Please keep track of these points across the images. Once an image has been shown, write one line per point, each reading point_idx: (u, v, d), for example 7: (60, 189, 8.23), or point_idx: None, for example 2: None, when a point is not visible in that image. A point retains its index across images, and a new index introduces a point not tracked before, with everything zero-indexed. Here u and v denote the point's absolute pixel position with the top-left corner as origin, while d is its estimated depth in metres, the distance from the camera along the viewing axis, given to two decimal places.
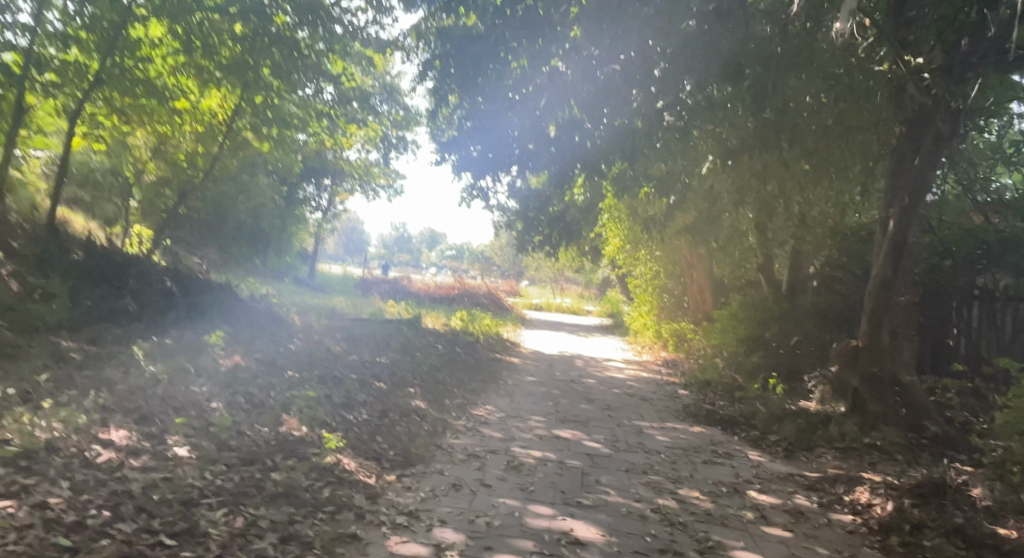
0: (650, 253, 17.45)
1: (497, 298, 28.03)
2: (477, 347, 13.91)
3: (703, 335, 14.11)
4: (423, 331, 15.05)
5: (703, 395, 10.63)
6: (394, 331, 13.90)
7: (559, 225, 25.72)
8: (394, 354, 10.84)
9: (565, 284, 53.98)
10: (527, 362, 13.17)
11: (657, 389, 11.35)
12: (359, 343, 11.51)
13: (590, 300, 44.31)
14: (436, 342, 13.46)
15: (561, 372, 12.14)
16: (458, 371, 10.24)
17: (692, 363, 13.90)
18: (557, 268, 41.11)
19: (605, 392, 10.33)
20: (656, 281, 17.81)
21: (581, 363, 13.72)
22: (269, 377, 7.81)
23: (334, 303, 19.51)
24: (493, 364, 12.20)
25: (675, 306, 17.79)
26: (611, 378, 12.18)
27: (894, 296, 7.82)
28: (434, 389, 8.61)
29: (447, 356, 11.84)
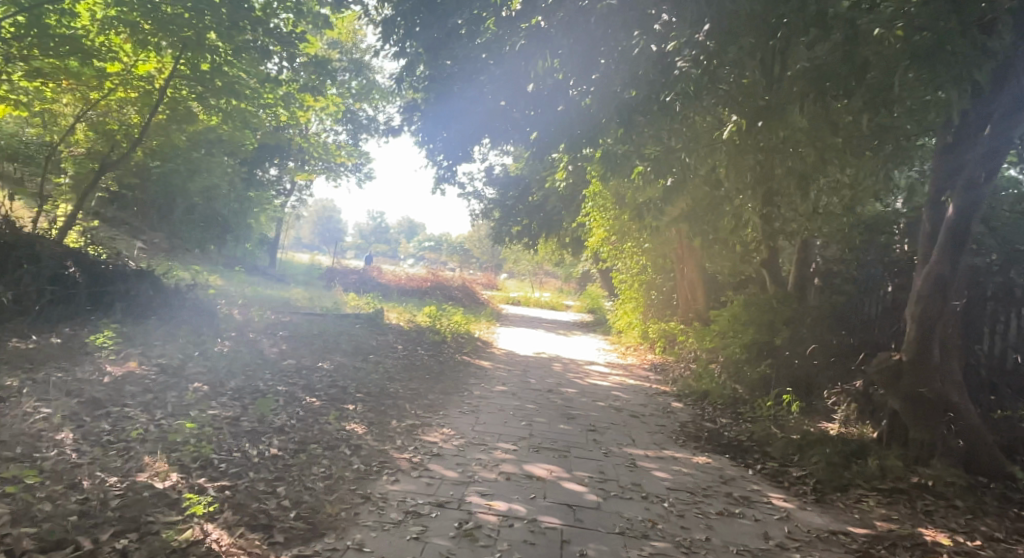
0: (638, 245, 15.97)
1: (472, 291, 26.41)
2: (442, 348, 12.25)
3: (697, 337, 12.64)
4: (383, 330, 13.33)
5: (702, 410, 9.11)
6: (349, 330, 12.20)
7: (540, 214, 24.13)
8: (341, 359, 9.18)
9: (545, 278, 52.30)
10: (499, 366, 11.58)
11: (647, 399, 9.86)
12: (300, 343, 9.82)
13: (569, 294, 42.69)
14: (395, 343, 11.80)
15: (537, 379, 10.59)
16: (414, 379, 8.62)
17: (685, 369, 12.39)
18: (536, 261, 39.43)
19: (588, 405, 8.78)
20: (644, 276, 16.35)
21: (561, 368, 12.14)
22: (165, 391, 6.18)
23: (290, 294, 17.76)
24: (459, 368, 10.63)
25: (663, 305, 16.34)
26: (594, 386, 10.61)
27: (951, 301, 6.39)
28: (380, 404, 6.99)
29: (405, 360, 10.20)
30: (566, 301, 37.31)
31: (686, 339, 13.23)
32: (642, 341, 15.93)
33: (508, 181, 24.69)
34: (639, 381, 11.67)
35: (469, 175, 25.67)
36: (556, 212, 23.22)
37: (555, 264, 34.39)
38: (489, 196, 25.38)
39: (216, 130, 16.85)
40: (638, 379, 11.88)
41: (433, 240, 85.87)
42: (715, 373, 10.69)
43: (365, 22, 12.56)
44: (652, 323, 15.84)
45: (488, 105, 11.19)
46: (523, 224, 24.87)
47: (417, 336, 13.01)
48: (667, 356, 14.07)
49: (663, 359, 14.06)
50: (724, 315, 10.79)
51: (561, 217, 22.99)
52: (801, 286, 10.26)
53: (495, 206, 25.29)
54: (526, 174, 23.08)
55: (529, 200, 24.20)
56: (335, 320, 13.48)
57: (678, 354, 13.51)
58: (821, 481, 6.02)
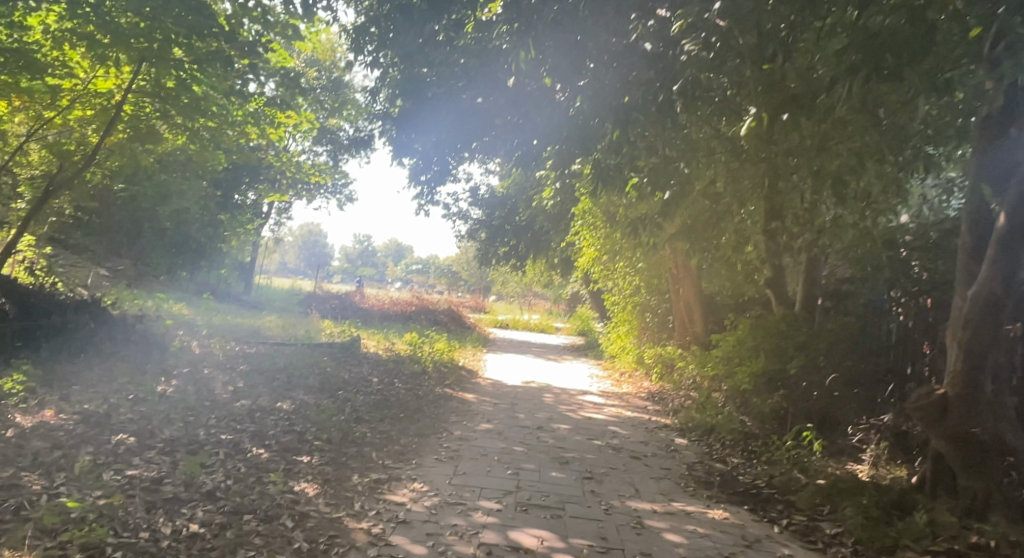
0: (630, 265, 15.13)
1: (458, 315, 25.41)
2: (421, 379, 11.24)
3: (697, 363, 11.73)
4: (358, 361, 12.30)
5: (709, 448, 8.17)
6: (320, 363, 11.19)
7: (527, 235, 23.22)
8: (306, 397, 8.19)
9: (535, 300, 51.30)
10: (483, 398, 10.61)
11: (646, 435, 8.92)
12: (260, 381, 8.81)
13: (560, 316, 41.66)
14: (370, 375, 10.78)
15: (525, 414, 9.63)
16: (386, 420, 7.64)
17: (686, 398, 11.45)
18: (525, 283, 38.45)
19: (582, 445, 7.82)
20: (637, 297, 15.49)
21: (551, 399, 11.17)
22: (80, 452, 5.21)
23: (264, 322, 16.71)
24: (439, 403, 9.66)
25: (659, 327, 15.47)
26: (587, 420, 9.66)
27: (1003, 324, 5.47)
28: (341, 454, 6.01)
29: (379, 395, 9.20)
30: (556, 324, 36.28)
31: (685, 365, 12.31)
32: (637, 366, 15.02)
33: (494, 201, 23.83)
34: (638, 411, 10.72)
35: (454, 196, 24.79)
36: (544, 232, 22.35)
37: (545, 286, 33.41)
38: (475, 217, 24.49)
39: (184, 150, 15.89)
40: (636, 410, 10.94)
41: (421, 263, 84.67)
42: (720, 404, 9.77)
43: (337, 31, 11.73)
44: (648, 347, 14.95)
45: (469, 116, 10.34)
46: (510, 244, 23.97)
47: (395, 368, 12.00)
48: (666, 382, 13.15)
49: (661, 386, 13.12)
50: (729, 338, 9.91)
51: (549, 238, 22.11)
52: (811, 306, 9.40)
53: (481, 227, 24.40)
54: (512, 192, 22.29)
55: (516, 220, 23.34)
56: (307, 351, 12.46)
57: (677, 381, 12.60)
58: (861, 542, 5.08)
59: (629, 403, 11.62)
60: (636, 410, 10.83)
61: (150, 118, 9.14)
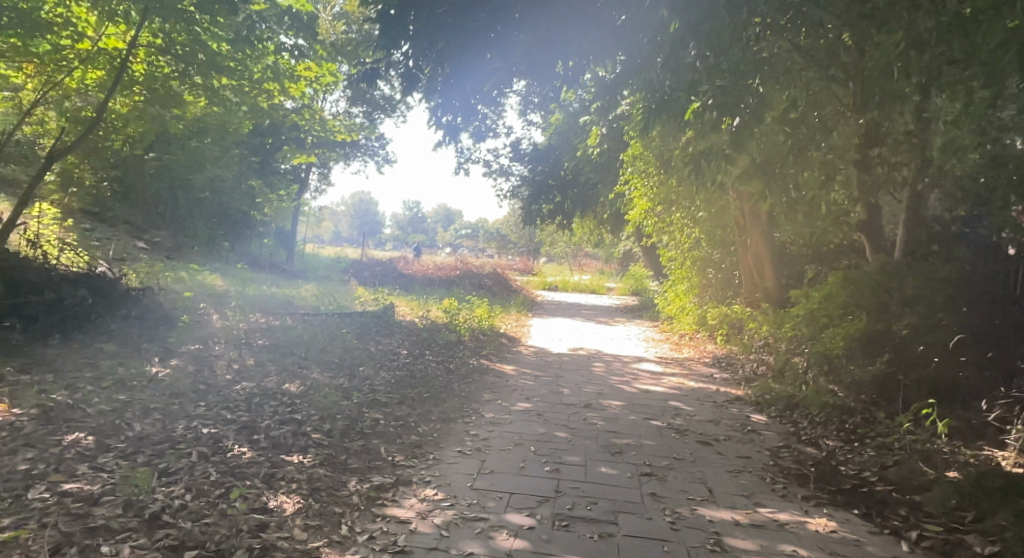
0: (688, 216, 13.68)
1: (505, 278, 24.25)
2: (456, 351, 10.05)
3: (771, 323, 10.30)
4: (388, 332, 11.17)
5: (795, 428, 6.81)
6: (344, 336, 10.10)
7: (575, 191, 21.79)
8: (316, 377, 7.08)
9: (584, 261, 49.70)
10: (526, 370, 9.40)
11: (716, 410, 7.60)
12: (271, 356, 7.76)
13: (611, 277, 40.12)
14: (398, 349, 9.64)
15: (574, 388, 8.39)
16: (408, 404, 6.47)
17: (759, 365, 10.03)
18: (573, 243, 36.92)
19: (640, 429, 6.54)
20: (697, 251, 14.04)
21: (603, 369, 9.85)
22: (12, 459, 4.15)
23: (298, 291, 15.82)
24: (476, 377, 8.48)
25: (724, 285, 14.06)
26: (645, 394, 8.32)
27: None
28: (342, 447, 4.86)
29: (404, 371, 8.05)
30: (607, 285, 34.81)
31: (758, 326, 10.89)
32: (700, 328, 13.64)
33: (538, 156, 22.45)
34: (705, 382, 9.36)
35: (496, 153, 23.47)
36: (592, 187, 20.88)
37: (594, 245, 31.91)
38: (518, 173, 23.15)
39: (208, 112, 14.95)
40: (701, 379, 9.57)
41: (469, 227, 83.51)
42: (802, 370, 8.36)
43: None
44: (711, 307, 13.55)
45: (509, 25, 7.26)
46: (556, 202, 22.64)
47: (427, 338, 10.85)
48: (734, 345, 11.77)
49: (730, 349, 11.73)
50: (813, 292, 8.46)
51: (597, 193, 20.63)
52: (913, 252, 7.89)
53: (526, 184, 23.07)
54: (557, 143, 20.82)
55: (564, 176, 21.94)
56: (333, 323, 11.39)
57: (748, 343, 11.20)
58: None
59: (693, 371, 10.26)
60: (701, 380, 9.47)
61: (168, 77, 8.71)
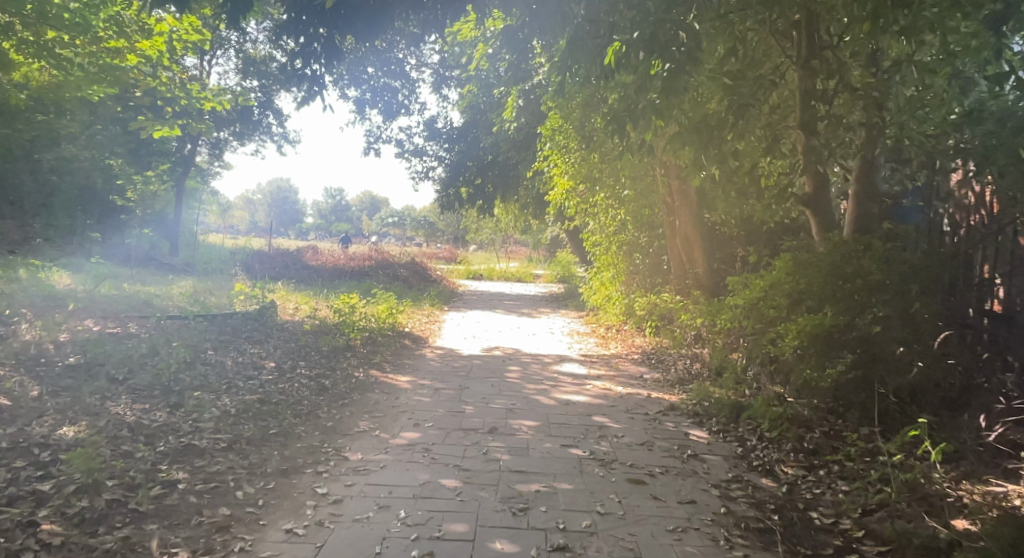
0: (613, 195, 12.34)
1: (422, 268, 22.39)
2: (340, 359, 8.26)
3: (707, 317, 9.00)
4: (262, 338, 9.28)
5: (743, 447, 5.40)
6: (198, 348, 8.18)
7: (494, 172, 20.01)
8: (120, 418, 5.24)
9: (513, 248, 48.06)
10: (423, 379, 7.80)
11: (647, 424, 6.18)
12: (74, 386, 5.95)
13: (540, 263, 38.60)
14: (262, 362, 7.80)
15: (476, 402, 6.83)
16: (236, 449, 4.72)
17: (698, 363, 8.64)
18: (500, 229, 35.19)
19: (551, 462, 4.96)
20: (623, 234, 12.73)
21: (516, 376, 8.26)
22: None
23: (173, 289, 13.62)
24: (353, 393, 6.81)
25: (653, 271, 12.77)
26: (564, 407, 6.79)
27: None
28: (83, 549, 3.27)
29: (258, 394, 6.26)
30: (535, 272, 33.24)
31: (692, 319, 9.60)
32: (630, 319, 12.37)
33: (454, 135, 20.66)
34: (636, 386, 7.90)
35: (408, 131, 21.50)
36: (511, 167, 19.22)
37: (521, 230, 30.31)
38: (433, 154, 21.28)
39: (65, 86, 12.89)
40: (631, 383, 8.12)
41: (394, 214, 80.51)
42: (746, 372, 7.06)
43: None
44: (638, 297, 12.27)
45: None
46: (471, 183, 20.88)
47: (307, 344, 9.01)
48: (669, 340, 10.45)
49: (667, 343, 10.38)
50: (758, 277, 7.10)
51: (517, 175, 18.99)
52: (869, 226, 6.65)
53: (442, 166, 21.24)
54: (472, 118, 19.17)
55: (483, 157, 20.18)
56: (194, 329, 9.41)
57: (684, 338, 9.88)
58: None
59: (621, 373, 8.81)
60: (631, 384, 8.00)
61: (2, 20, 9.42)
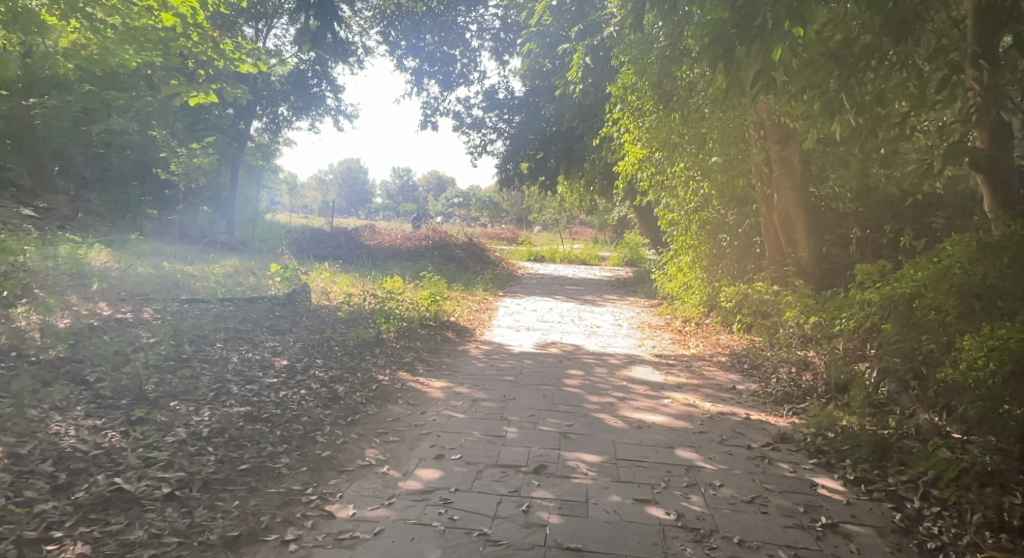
0: (695, 164, 10.64)
1: (480, 248, 21.02)
2: (364, 357, 6.92)
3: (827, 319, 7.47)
4: (284, 328, 8.00)
5: (904, 518, 3.80)
6: (202, 339, 6.93)
7: (557, 144, 18.30)
8: (54, 442, 3.96)
9: (577, 229, 46.25)
10: (460, 385, 6.38)
11: (752, 466, 4.61)
12: (20, 390, 4.71)
13: (604, 245, 36.79)
14: (271, 358, 6.50)
15: (522, 422, 5.37)
16: (179, 497, 3.44)
17: (810, 378, 6.92)
18: (563, 208, 33.40)
19: (621, 532, 3.48)
20: (705, 212, 11.06)
21: (575, 385, 6.75)
22: None
23: (210, 265, 12.56)
24: (370, 405, 5.45)
25: (741, 256, 10.99)
26: (638, 434, 5.29)
27: None
28: None
29: (248, 406, 4.95)
30: (598, 254, 31.46)
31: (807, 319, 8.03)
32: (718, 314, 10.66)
33: (516, 105, 19.08)
34: (729, 406, 6.28)
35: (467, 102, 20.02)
36: (577, 140, 17.52)
37: (585, 211, 28.57)
38: (492, 125, 19.74)
39: (106, 54, 11.57)
40: (721, 402, 6.50)
41: (459, 193, 79.45)
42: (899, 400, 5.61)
43: None
44: (725, 286, 10.55)
45: None
46: (533, 158, 19.26)
47: (332, 336, 7.68)
48: (768, 346, 8.69)
49: (767, 348, 8.63)
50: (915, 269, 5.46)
51: (583, 147, 17.28)
52: None
53: (502, 139, 19.68)
54: (535, 86, 17.57)
55: (546, 129, 18.54)
56: (210, 315, 8.18)
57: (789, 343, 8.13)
58: None
59: (707, 386, 7.16)
60: (722, 403, 6.39)
61: None
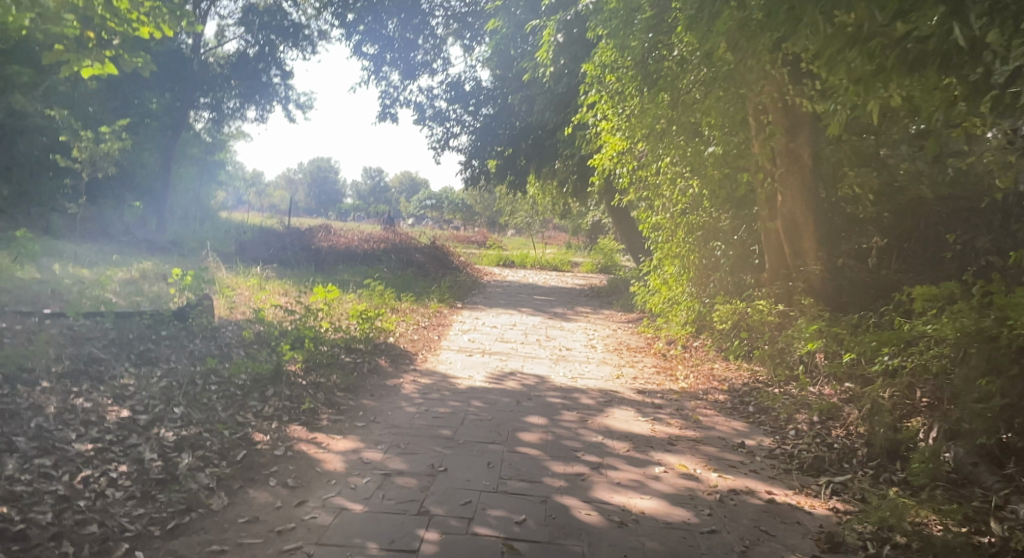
0: (683, 161, 8.98)
1: (443, 252, 19.12)
2: (248, 402, 5.06)
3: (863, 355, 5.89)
4: (157, 357, 6.09)
5: None
6: (22, 375, 5.01)
7: (528, 141, 16.48)
8: None
9: (550, 235, 44.40)
10: (373, 447, 4.58)
11: None
12: None
13: (578, 251, 35.01)
14: (106, 406, 4.62)
15: (449, 520, 3.60)
16: None
17: (845, 439, 5.27)
18: (536, 212, 31.63)
19: None
20: (695, 216, 9.41)
21: (533, 445, 4.96)
22: None
23: (110, 269, 10.53)
24: (220, 490, 3.64)
25: (738, 267, 9.33)
26: (621, 541, 3.58)
27: None
28: None
29: (2, 507, 3.14)
30: (571, 260, 29.63)
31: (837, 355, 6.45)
32: (711, 339, 8.98)
33: (483, 96, 17.26)
34: (744, 483, 4.60)
35: (430, 92, 18.13)
36: (548, 134, 15.76)
37: (559, 215, 26.78)
38: (457, 118, 17.93)
39: None
40: (729, 474, 4.79)
41: (431, 194, 77.15)
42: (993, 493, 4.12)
43: None
44: (719, 303, 8.85)
45: None
46: (501, 154, 17.43)
47: (217, 368, 5.81)
48: (777, 387, 7.00)
49: (779, 390, 6.91)
50: None
51: (556, 143, 15.52)
52: None
53: (467, 133, 17.85)
54: (504, 75, 15.75)
55: (514, 124, 16.74)
56: (63, 337, 6.23)
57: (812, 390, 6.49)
58: None
59: (707, 445, 5.42)
60: (732, 478, 4.68)
61: None
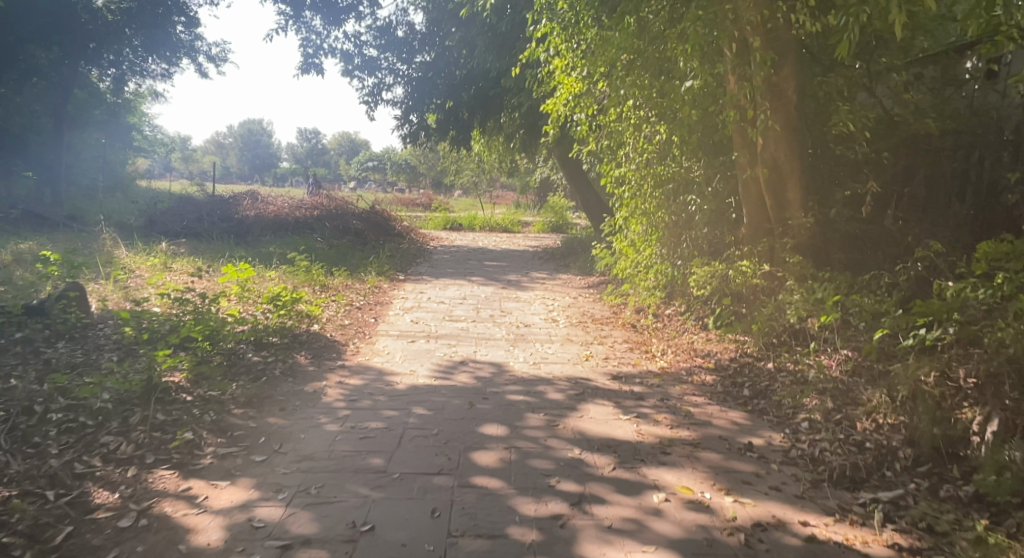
0: (647, 102, 7.77)
1: (383, 217, 17.58)
2: (100, 439, 3.73)
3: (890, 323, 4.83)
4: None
5: None
6: None
7: (470, 91, 15.04)
8: None
9: (497, 194, 42.85)
10: (271, 498, 3.31)
11: None
12: None
13: (528, 209, 33.70)
14: None
15: None
16: None
17: (879, 435, 4.10)
18: (483, 170, 30.13)
19: None
20: (663, 166, 8.25)
21: (493, 473, 3.73)
22: None
23: None
24: None
25: (711, 223, 8.22)
26: None
27: None
28: None
29: None
30: (521, 219, 28.29)
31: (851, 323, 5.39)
32: (688, 308, 7.88)
33: (418, 41, 15.62)
34: (770, 512, 3.42)
35: (358, 39, 16.29)
36: (491, 83, 14.32)
37: (508, 174, 25.36)
38: (389, 67, 16.11)
39: None
40: (748, 495, 3.59)
41: (373, 156, 74.47)
42: None
43: None
44: (695, 265, 7.78)
45: None
46: (440, 107, 15.93)
47: (70, 385, 4.42)
48: (772, 360, 5.86)
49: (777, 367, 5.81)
50: None
51: (501, 92, 14.11)
52: None
53: (403, 84, 16.20)
54: (439, 12, 14.22)
55: (454, 73, 15.23)
56: None
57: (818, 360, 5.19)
58: None
59: (708, 450, 4.15)
60: (753, 504, 3.49)
61: None
